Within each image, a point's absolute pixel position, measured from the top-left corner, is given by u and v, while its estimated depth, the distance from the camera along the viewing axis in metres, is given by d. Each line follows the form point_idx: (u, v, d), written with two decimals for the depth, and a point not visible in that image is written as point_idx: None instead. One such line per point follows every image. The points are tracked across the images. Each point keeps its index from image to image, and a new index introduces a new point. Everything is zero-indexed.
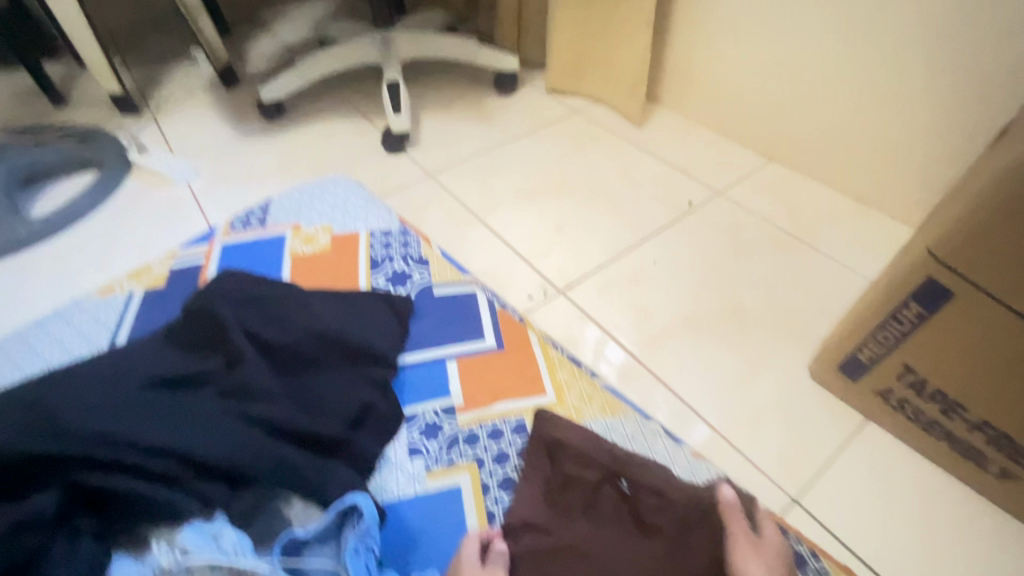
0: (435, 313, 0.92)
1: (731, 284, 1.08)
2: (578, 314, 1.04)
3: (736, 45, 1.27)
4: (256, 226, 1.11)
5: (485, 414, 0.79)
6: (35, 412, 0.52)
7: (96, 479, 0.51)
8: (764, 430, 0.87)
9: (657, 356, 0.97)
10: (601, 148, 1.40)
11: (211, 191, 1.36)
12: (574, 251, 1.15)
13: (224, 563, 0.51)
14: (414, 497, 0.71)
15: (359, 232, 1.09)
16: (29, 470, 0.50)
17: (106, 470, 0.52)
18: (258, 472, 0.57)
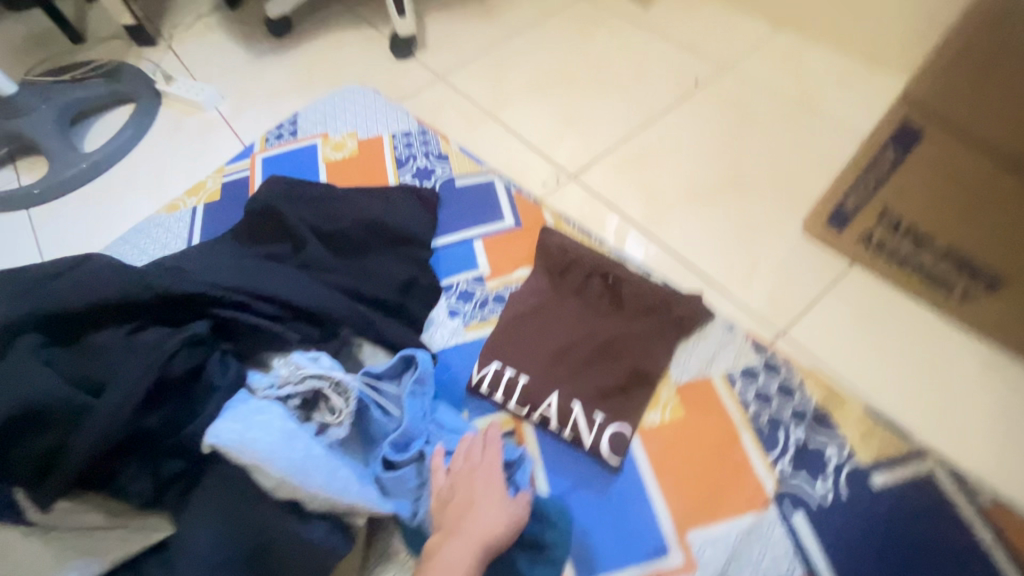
0: (459, 201, 1.04)
1: (732, 155, 1.15)
2: (589, 195, 1.13)
3: None
4: (289, 138, 1.21)
5: (509, 280, 0.92)
6: (173, 272, 0.64)
7: (231, 313, 0.64)
8: (757, 279, 0.98)
9: (661, 225, 1.07)
10: (606, 32, 1.40)
11: (239, 113, 1.45)
12: (583, 137, 1.22)
13: (328, 374, 0.64)
14: (458, 346, 0.86)
15: (382, 135, 1.18)
16: (181, 306, 0.62)
17: (235, 309, 0.64)
18: (338, 317, 0.70)
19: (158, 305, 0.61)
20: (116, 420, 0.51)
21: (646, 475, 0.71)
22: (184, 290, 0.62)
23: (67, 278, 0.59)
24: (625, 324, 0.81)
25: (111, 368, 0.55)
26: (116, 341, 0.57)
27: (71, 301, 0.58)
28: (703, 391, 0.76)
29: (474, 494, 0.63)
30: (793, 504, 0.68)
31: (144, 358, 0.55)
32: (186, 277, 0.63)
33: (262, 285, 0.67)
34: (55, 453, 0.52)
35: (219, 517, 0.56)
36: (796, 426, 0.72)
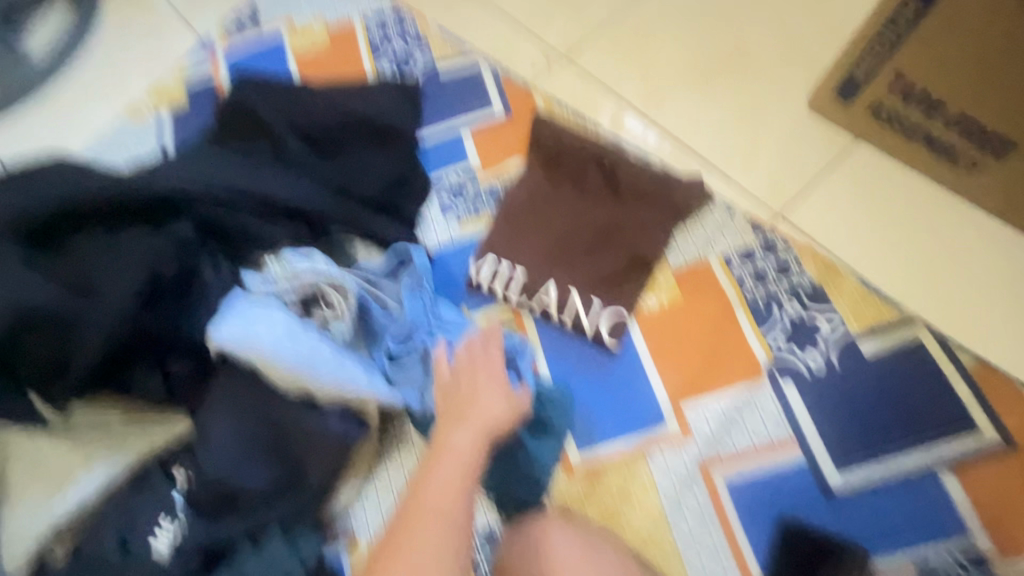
0: (443, 90, 0.97)
1: (738, 23, 1.05)
2: (583, 77, 1.05)
3: None
4: (251, 26, 1.10)
5: (501, 172, 0.88)
6: (149, 175, 0.61)
7: (216, 215, 0.62)
8: (759, 160, 0.94)
9: (659, 107, 1.01)
10: None
11: (191, 1, 1.30)
12: (574, 10, 1.11)
13: (323, 272, 0.64)
14: (453, 242, 0.84)
15: (353, 18, 1.07)
16: (163, 209, 0.60)
17: (219, 211, 0.62)
18: (326, 214, 0.68)
19: (141, 208, 0.59)
20: (121, 318, 0.53)
21: (644, 355, 0.74)
22: (163, 192, 0.59)
23: (42, 182, 0.57)
24: (623, 210, 0.79)
25: (101, 271, 0.55)
26: (99, 244, 0.56)
27: (46, 206, 0.56)
28: (700, 273, 0.76)
29: (478, 386, 0.62)
30: (783, 374, 0.71)
31: (135, 261, 0.54)
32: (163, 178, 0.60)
33: (244, 183, 0.64)
34: (65, 354, 0.54)
35: (235, 407, 0.59)
36: (791, 302, 0.74)
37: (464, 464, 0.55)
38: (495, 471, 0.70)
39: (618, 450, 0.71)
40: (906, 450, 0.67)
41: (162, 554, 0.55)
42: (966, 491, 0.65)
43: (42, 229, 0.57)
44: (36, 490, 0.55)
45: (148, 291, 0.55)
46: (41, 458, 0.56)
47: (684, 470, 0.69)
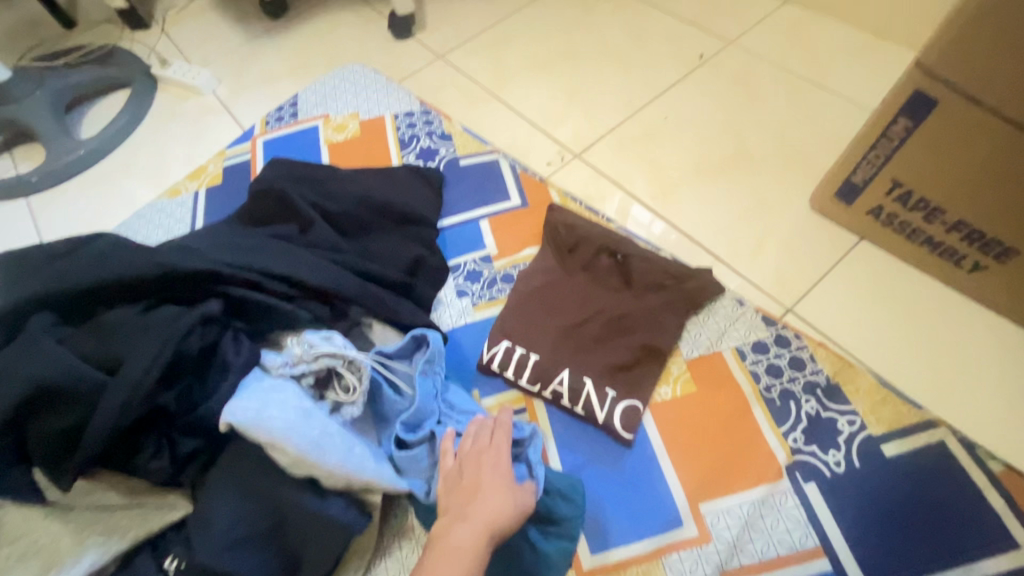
0: (464, 181, 1.03)
1: (739, 130, 1.14)
2: (594, 173, 1.12)
3: None
4: (290, 120, 1.20)
5: (516, 259, 0.92)
6: (182, 252, 0.63)
7: (242, 291, 0.63)
8: (766, 255, 0.98)
9: (668, 203, 1.06)
10: (608, 8, 1.38)
11: (237, 96, 1.44)
12: (586, 115, 1.21)
13: (342, 352, 0.64)
14: (467, 325, 0.86)
15: (384, 115, 1.17)
16: (191, 284, 0.61)
17: (246, 287, 0.63)
18: (349, 294, 0.70)
19: (171, 282, 0.60)
20: (135, 397, 0.51)
21: (658, 449, 0.72)
22: (195, 268, 0.60)
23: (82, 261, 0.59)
24: (636, 299, 0.80)
25: (123, 347, 0.54)
26: (127, 319, 0.56)
27: (82, 282, 0.57)
28: (713, 365, 0.76)
29: (481, 478, 0.61)
30: (806, 476, 0.68)
31: (160, 335, 0.54)
32: (196, 255, 0.62)
33: (274, 263, 0.66)
34: (75, 432, 0.52)
35: (238, 490, 0.57)
36: (807, 399, 0.73)
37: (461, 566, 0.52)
38: (501, 570, 0.66)
39: (630, 554, 0.67)
40: (944, 567, 0.63)
41: None
42: None
43: (86, 304, 0.59)
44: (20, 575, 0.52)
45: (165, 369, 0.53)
46: (32, 539, 0.53)
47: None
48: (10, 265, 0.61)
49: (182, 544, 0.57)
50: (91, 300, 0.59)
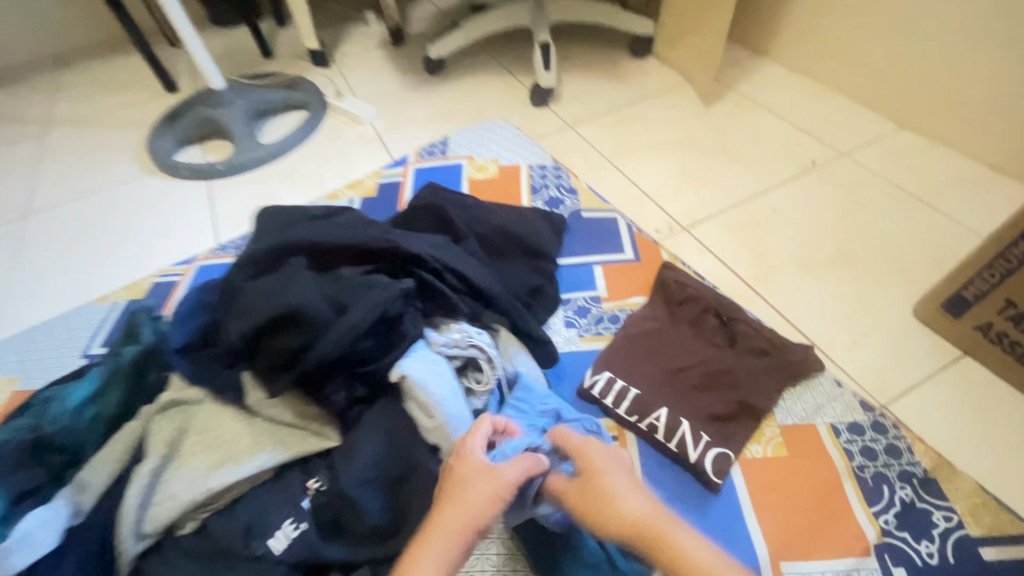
0: (584, 229, 1.16)
1: (845, 232, 1.20)
2: (700, 247, 1.21)
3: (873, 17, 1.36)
4: (439, 155, 1.40)
5: (624, 304, 1.01)
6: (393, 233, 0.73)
7: (430, 277, 0.73)
8: (863, 351, 1.01)
9: (768, 285, 1.13)
10: (728, 108, 1.53)
11: (391, 130, 1.68)
12: (698, 195, 1.32)
13: (487, 349, 0.75)
14: (571, 352, 0.94)
15: (520, 164, 1.34)
16: (395, 261, 0.72)
17: (432, 275, 0.74)
18: (496, 299, 0.80)
19: (382, 256, 0.71)
20: (350, 336, 0.60)
21: (745, 501, 0.75)
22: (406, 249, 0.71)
23: (325, 225, 0.71)
24: (739, 359, 0.86)
25: (346, 294, 0.63)
26: (354, 275, 0.65)
27: (319, 239, 0.68)
28: (806, 435, 0.80)
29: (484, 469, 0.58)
30: (895, 559, 0.68)
31: (377, 295, 0.63)
32: (405, 239, 0.72)
33: (454, 260, 0.77)
34: (294, 353, 0.61)
35: (382, 434, 0.66)
36: (902, 485, 0.74)
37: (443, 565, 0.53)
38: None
39: None
40: None
41: (277, 554, 0.62)
42: None
43: (317, 257, 0.70)
44: (199, 460, 0.65)
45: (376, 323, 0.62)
46: (214, 434, 0.66)
47: None
48: (275, 209, 0.75)
49: (320, 470, 0.66)
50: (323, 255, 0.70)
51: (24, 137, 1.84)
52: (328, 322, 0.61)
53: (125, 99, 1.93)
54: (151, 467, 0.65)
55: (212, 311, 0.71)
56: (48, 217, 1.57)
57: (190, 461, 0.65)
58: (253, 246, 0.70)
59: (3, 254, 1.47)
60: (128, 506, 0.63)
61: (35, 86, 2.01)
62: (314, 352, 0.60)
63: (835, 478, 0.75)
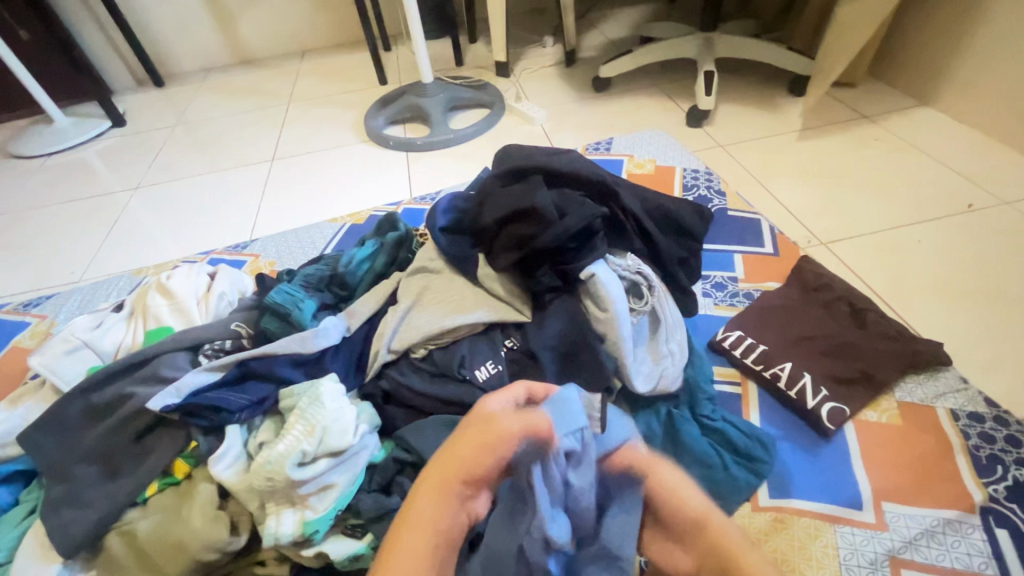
0: (728, 224, 1.32)
1: (995, 269, 1.21)
2: (835, 259, 1.29)
3: None
4: (604, 151, 1.64)
5: (760, 285, 1.14)
6: (598, 174, 0.96)
7: (617, 212, 0.95)
8: (999, 371, 1.02)
9: (904, 300, 1.17)
10: (883, 146, 1.59)
11: (558, 132, 1.97)
12: (839, 215, 1.40)
13: (651, 280, 0.94)
14: (707, 315, 1.10)
15: (675, 167, 1.53)
16: (597, 193, 0.95)
17: (619, 211, 0.95)
18: (658, 245, 0.99)
19: (588, 188, 0.94)
20: (568, 232, 0.84)
21: (854, 451, 0.86)
22: (607, 185, 0.94)
23: (553, 158, 0.97)
24: (866, 339, 0.97)
25: (567, 206, 0.88)
26: (571, 195, 0.90)
27: (549, 166, 0.94)
28: (923, 410, 0.89)
29: (468, 443, 0.64)
30: (998, 522, 0.76)
31: (588, 210, 0.87)
32: (606, 180, 0.95)
33: (635, 206, 0.98)
34: (526, 238, 0.87)
35: (567, 317, 0.88)
36: (1016, 467, 0.81)
37: (422, 534, 0.59)
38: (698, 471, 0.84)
39: (808, 508, 0.81)
40: None
41: (478, 382, 0.85)
42: None
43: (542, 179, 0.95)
44: (436, 308, 0.92)
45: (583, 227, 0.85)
46: (448, 294, 0.93)
47: (872, 556, 0.76)
48: (512, 146, 1.03)
49: (516, 335, 0.90)
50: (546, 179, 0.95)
51: (273, 106, 2.38)
52: (554, 221, 0.85)
53: (347, 86, 2.42)
54: (404, 306, 0.93)
55: (463, 210, 1.01)
56: (289, 162, 2.05)
57: (429, 307, 0.92)
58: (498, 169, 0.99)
59: (257, 184, 1.95)
60: (388, 327, 0.91)
61: (287, 69, 2.59)
62: (540, 239, 0.85)
63: (945, 451, 0.84)
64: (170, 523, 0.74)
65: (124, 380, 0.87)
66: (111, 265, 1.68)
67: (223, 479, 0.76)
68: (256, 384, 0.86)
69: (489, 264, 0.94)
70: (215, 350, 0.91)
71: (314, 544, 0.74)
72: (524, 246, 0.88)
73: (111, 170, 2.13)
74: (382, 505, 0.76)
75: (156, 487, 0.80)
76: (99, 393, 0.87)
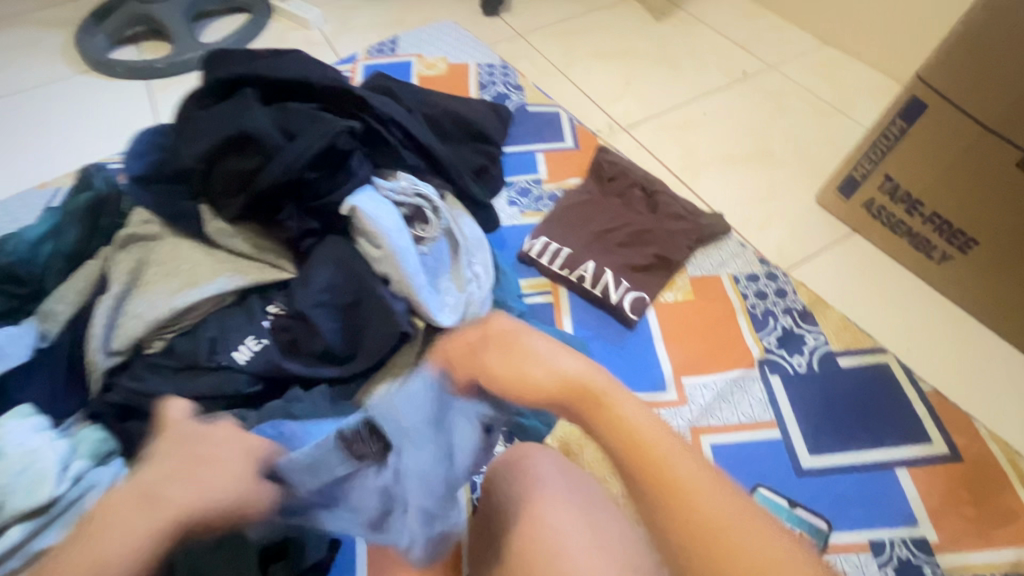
0: (528, 122, 1.22)
1: (766, 133, 1.30)
2: (636, 145, 1.27)
3: None
4: (389, 53, 1.40)
5: (563, 185, 1.08)
6: (339, 80, 0.77)
7: (375, 124, 0.80)
8: (772, 229, 1.10)
9: (695, 177, 1.20)
10: (672, 22, 1.56)
11: (340, 36, 1.65)
12: (637, 98, 1.37)
13: (433, 200, 0.82)
14: (513, 226, 1.01)
15: (469, 64, 1.37)
16: (343, 103, 0.78)
17: (379, 123, 0.81)
18: (437, 158, 0.87)
19: (329, 98, 0.77)
20: (295, 164, 0.68)
21: (656, 335, 0.88)
22: (352, 92, 0.77)
23: (277, 61, 0.76)
24: (659, 222, 0.97)
25: (298, 128, 0.71)
26: (303, 109, 0.72)
27: (272, 76, 0.74)
28: (714, 283, 0.93)
29: (122, 523, 0.45)
30: (772, 370, 0.84)
31: (324, 129, 0.71)
32: (352, 87, 0.78)
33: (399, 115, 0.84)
34: (247, 175, 0.69)
35: (337, 263, 0.73)
36: (784, 316, 0.90)
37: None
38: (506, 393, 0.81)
39: None
40: (867, 448, 0.78)
41: (240, 365, 0.69)
42: (919, 490, 0.75)
43: (267, 93, 0.75)
44: (165, 285, 0.71)
45: (319, 153, 0.70)
46: (181, 263, 0.72)
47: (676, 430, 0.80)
48: (223, 50, 0.80)
49: (281, 298, 0.73)
50: (272, 92, 0.75)
51: None
52: (274, 145, 0.68)
53: None
54: (116, 291, 0.70)
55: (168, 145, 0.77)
56: None
57: (156, 286, 0.71)
58: (205, 80, 0.76)
59: None
60: (98, 325, 0.68)
61: None
62: (264, 174, 0.68)
63: (728, 317, 0.89)
64: None
65: None
66: None
67: None
68: None
69: (214, 215, 0.74)
70: None
71: None
72: (250, 185, 0.70)
73: None
74: None
75: None
76: None
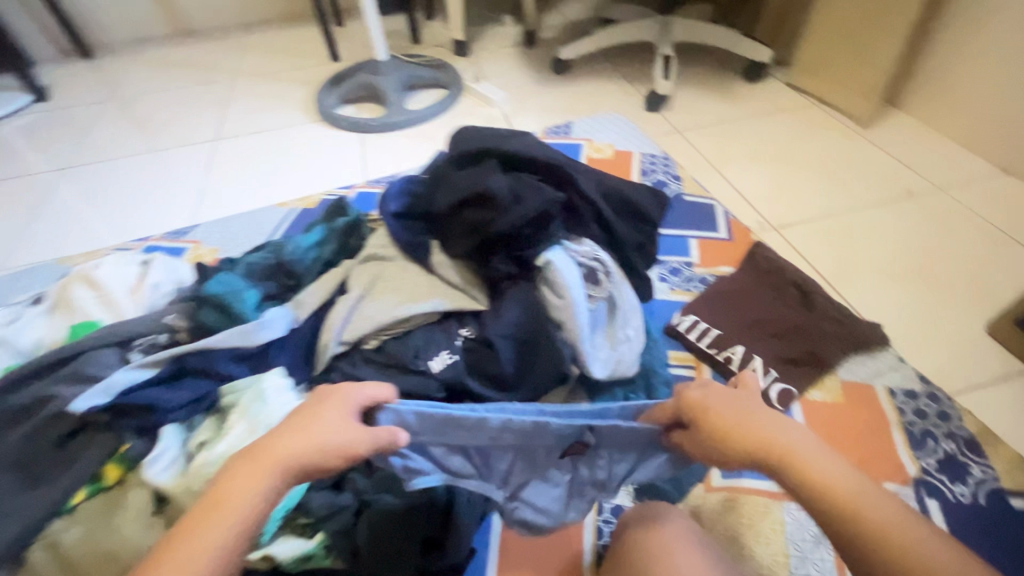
0: (684, 209, 1.32)
1: (930, 252, 1.28)
2: (787, 244, 1.31)
3: (985, 72, 1.44)
4: (563, 135, 1.62)
5: (714, 270, 1.15)
6: (552, 160, 0.95)
7: (572, 197, 0.95)
8: (933, 350, 1.07)
9: (848, 285, 1.21)
10: (832, 135, 1.62)
11: (517, 115, 1.93)
12: (791, 202, 1.43)
13: (608, 267, 0.93)
14: (663, 300, 1.10)
15: (633, 152, 1.53)
16: (553, 179, 0.95)
17: (575, 196, 0.96)
18: (614, 231, 0.99)
19: (542, 173, 0.95)
20: (514, 223, 0.85)
21: None
22: (560, 170, 0.94)
23: (509, 143, 0.96)
24: (812, 321, 1.01)
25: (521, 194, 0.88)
26: (525, 180, 0.90)
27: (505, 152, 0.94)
28: (868, 391, 0.93)
29: (238, 479, 0.54)
30: (930, 493, 0.81)
31: (539, 198, 0.87)
32: (559, 166, 0.94)
33: (591, 191, 0.98)
34: (477, 225, 0.87)
35: (524, 304, 0.87)
36: (947, 441, 0.87)
37: (224, 545, 0.51)
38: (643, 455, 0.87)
39: (755, 487, 0.85)
40: None
41: (434, 372, 0.83)
42: None
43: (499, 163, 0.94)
44: (392, 298, 0.88)
45: (534, 217, 0.86)
46: (406, 283, 0.90)
47: (815, 530, 0.81)
48: (466, 129, 1.03)
49: (474, 324, 0.88)
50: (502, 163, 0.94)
51: (218, 81, 2.21)
52: (502, 205, 0.86)
53: (297, 62, 2.28)
54: (355, 295, 0.89)
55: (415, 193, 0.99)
56: (231, 143, 1.91)
57: (384, 297, 0.89)
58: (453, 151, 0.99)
59: (197, 166, 1.82)
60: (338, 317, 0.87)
61: (227, 44, 2.41)
62: (491, 226, 0.86)
63: (881, 429, 0.88)
64: (101, 530, 0.70)
65: (44, 382, 0.80)
66: (37, 252, 1.55)
67: (159, 483, 0.71)
68: (194, 381, 0.81)
69: (444, 252, 0.93)
70: (148, 346, 0.85)
71: (261, 547, 0.71)
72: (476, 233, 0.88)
73: (32, 149, 1.94)
74: (335, 501, 0.74)
75: (84, 495, 0.74)
76: (16, 395, 0.80)
